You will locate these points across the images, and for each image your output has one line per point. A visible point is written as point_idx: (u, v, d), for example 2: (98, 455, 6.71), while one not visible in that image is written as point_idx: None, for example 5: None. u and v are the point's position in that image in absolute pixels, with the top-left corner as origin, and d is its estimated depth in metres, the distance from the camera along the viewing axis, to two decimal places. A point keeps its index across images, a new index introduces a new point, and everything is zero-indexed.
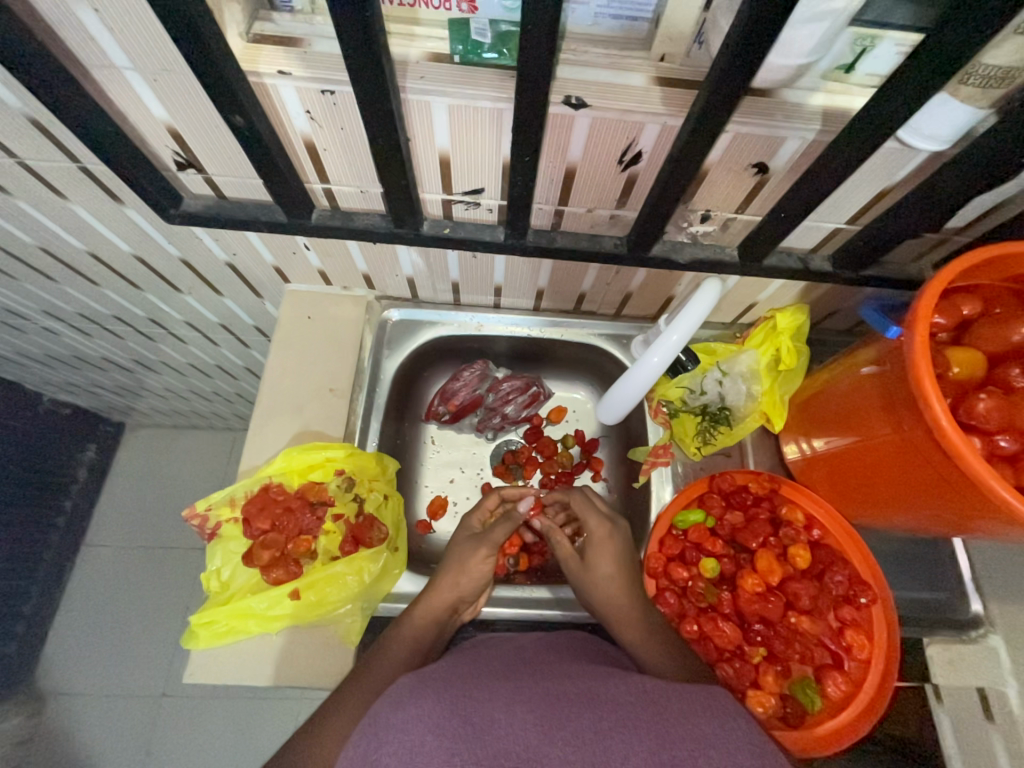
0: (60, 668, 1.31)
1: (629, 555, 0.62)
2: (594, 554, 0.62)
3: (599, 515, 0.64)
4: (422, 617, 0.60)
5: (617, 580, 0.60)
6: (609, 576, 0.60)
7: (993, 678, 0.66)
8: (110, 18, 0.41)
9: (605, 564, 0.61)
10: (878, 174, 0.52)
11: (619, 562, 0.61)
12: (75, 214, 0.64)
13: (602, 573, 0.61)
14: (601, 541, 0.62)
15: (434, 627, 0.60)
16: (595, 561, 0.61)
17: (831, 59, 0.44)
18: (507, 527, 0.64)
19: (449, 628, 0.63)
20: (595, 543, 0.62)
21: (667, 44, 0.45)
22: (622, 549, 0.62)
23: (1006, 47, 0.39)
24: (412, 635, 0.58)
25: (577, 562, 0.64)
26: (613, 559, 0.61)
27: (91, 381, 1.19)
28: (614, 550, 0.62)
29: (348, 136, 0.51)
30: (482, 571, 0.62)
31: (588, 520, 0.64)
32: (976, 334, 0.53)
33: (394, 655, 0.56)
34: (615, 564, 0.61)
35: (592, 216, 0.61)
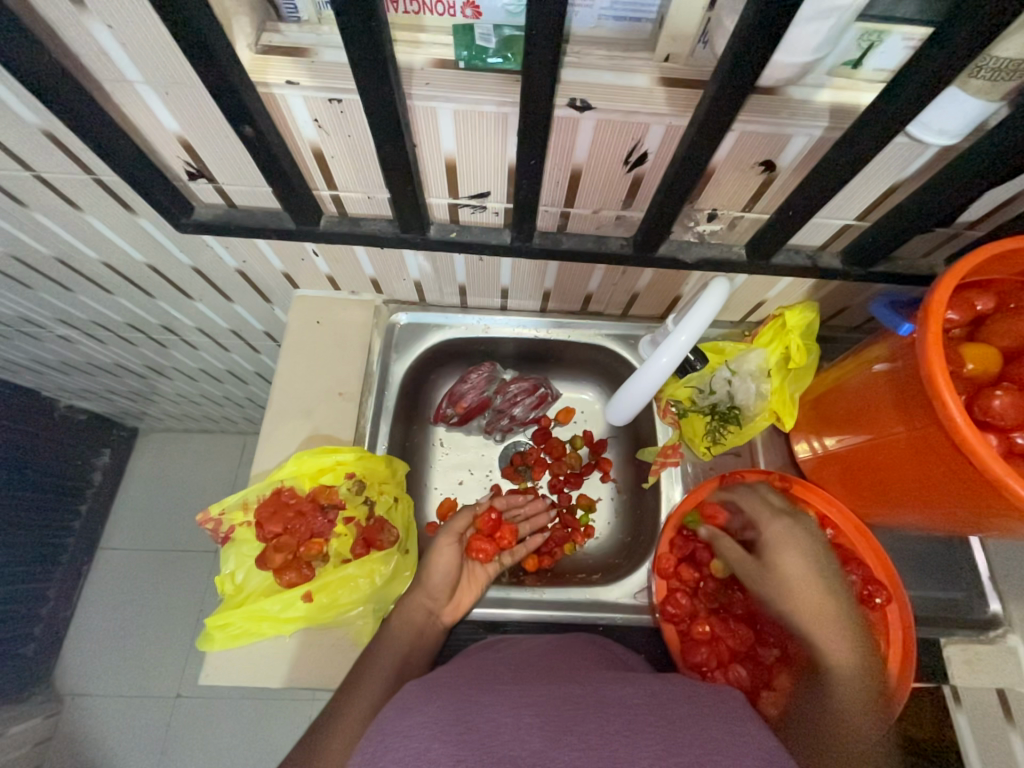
0: (78, 669, 1.33)
1: (809, 547, 0.61)
2: (780, 555, 0.61)
3: (772, 514, 0.64)
4: (401, 618, 0.62)
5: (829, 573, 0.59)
6: (800, 579, 0.59)
7: (1013, 678, 0.65)
8: (123, 33, 0.41)
9: (798, 566, 0.60)
10: (888, 169, 0.52)
11: (809, 559, 0.60)
12: (89, 224, 0.66)
13: (790, 572, 0.59)
14: (788, 540, 0.62)
15: (412, 630, 0.62)
16: (784, 557, 0.60)
17: (838, 55, 0.44)
18: (466, 517, 0.70)
19: (433, 635, 0.64)
20: (775, 541, 0.62)
21: (671, 44, 0.45)
22: (809, 546, 0.61)
23: (1016, 39, 0.39)
24: (394, 639, 0.60)
25: (754, 564, 0.63)
26: (804, 557, 0.60)
27: (105, 388, 1.21)
28: (801, 548, 0.61)
29: (355, 142, 0.52)
30: (445, 562, 0.65)
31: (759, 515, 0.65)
32: (990, 330, 0.52)
33: (383, 661, 0.57)
34: (802, 559, 0.60)
35: (598, 217, 0.61)
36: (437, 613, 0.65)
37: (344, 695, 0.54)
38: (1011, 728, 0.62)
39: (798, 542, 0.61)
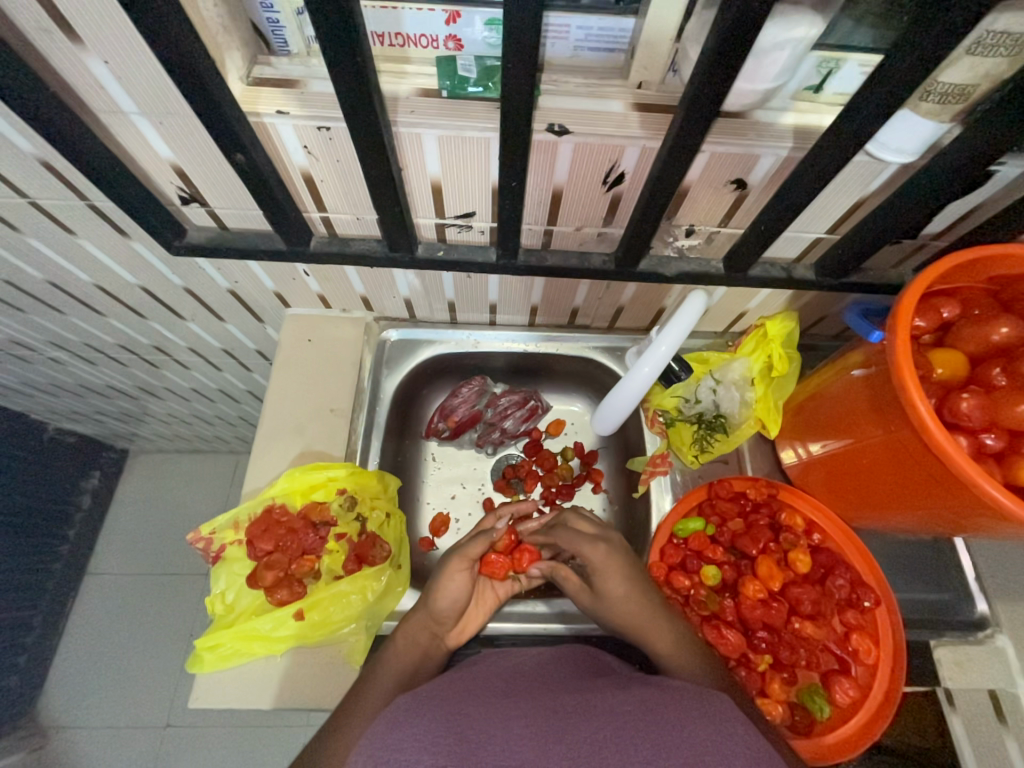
0: (63, 700, 1.30)
1: (633, 569, 0.61)
2: (602, 582, 0.60)
3: (593, 540, 0.62)
4: (403, 638, 0.61)
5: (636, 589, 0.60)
6: (622, 599, 0.59)
7: (1003, 678, 0.66)
8: (119, 68, 0.43)
9: (616, 587, 0.59)
10: (853, 186, 0.54)
11: (631, 579, 0.60)
12: (83, 248, 0.67)
13: (614, 597, 0.59)
14: (603, 563, 0.60)
15: (416, 649, 0.60)
16: (606, 584, 0.60)
17: (798, 80, 0.46)
18: (484, 542, 0.66)
19: (439, 654, 0.62)
20: (597, 570, 0.61)
21: (643, 72, 0.47)
22: (626, 566, 0.61)
23: (960, 66, 0.41)
24: (396, 658, 0.59)
25: (589, 592, 0.62)
26: (620, 579, 0.60)
27: (96, 409, 1.20)
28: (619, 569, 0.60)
29: (344, 167, 0.54)
30: (455, 591, 0.63)
31: (583, 549, 0.62)
32: (957, 335, 0.54)
33: (382, 679, 0.57)
34: (624, 583, 0.60)
35: (580, 234, 0.64)
36: (442, 635, 0.63)
37: (344, 712, 0.54)
38: (1007, 732, 0.64)
39: (617, 566, 0.60)
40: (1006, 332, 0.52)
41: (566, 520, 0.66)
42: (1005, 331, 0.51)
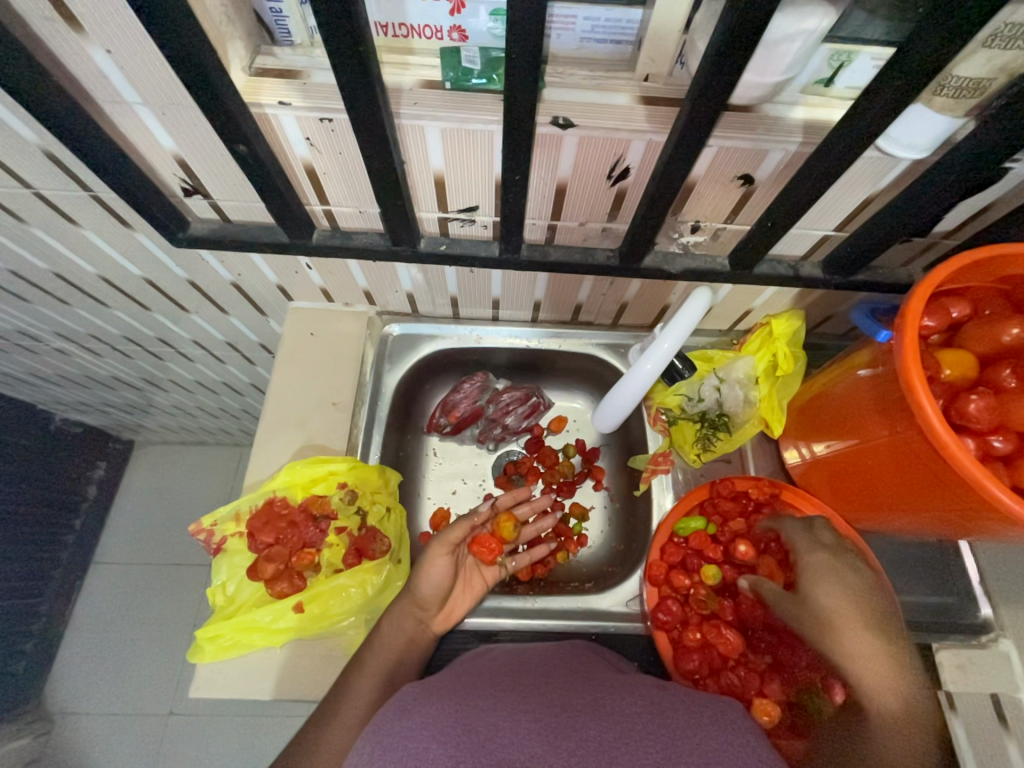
0: (69, 687, 1.32)
1: (853, 577, 0.58)
2: (812, 585, 0.58)
3: (819, 538, 0.62)
4: (390, 626, 0.61)
5: (858, 589, 0.57)
6: (837, 602, 0.56)
7: (1006, 683, 0.65)
8: (122, 58, 0.43)
9: (833, 594, 0.57)
10: (863, 182, 0.53)
11: (849, 586, 0.57)
12: (87, 239, 0.67)
13: (827, 600, 0.57)
14: (826, 567, 0.59)
15: (402, 633, 0.61)
16: (818, 588, 0.58)
17: (809, 73, 0.45)
18: (463, 527, 0.67)
19: (422, 635, 0.63)
20: (806, 572, 0.60)
21: (650, 65, 0.47)
22: (854, 572, 0.58)
23: (975, 59, 0.40)
24: (383, 645, 0.59)
25: (791, 602, 0.59)
26: (841, 588, 0.57)
27: (101, 401, 1.21)
28: (841, 580, 0.57)
29: (346, 159, 0.53)
30: (440, 571, 0.64)
31: (802, 542, 0.63)
32: (966, 336, 0.53)
33: (372, 667, 0.57)
34: (844, 588, 0.57)
35: (585, 229, 0.63)
36: (426, 619, 0.64)
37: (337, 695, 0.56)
38: (1009, 737, 0.63)
39: (840, 574, 0.58)
40: (1018, 333, 0.50)
41: (782, 525, 0.66)
42: (1016, 332, 0.50)
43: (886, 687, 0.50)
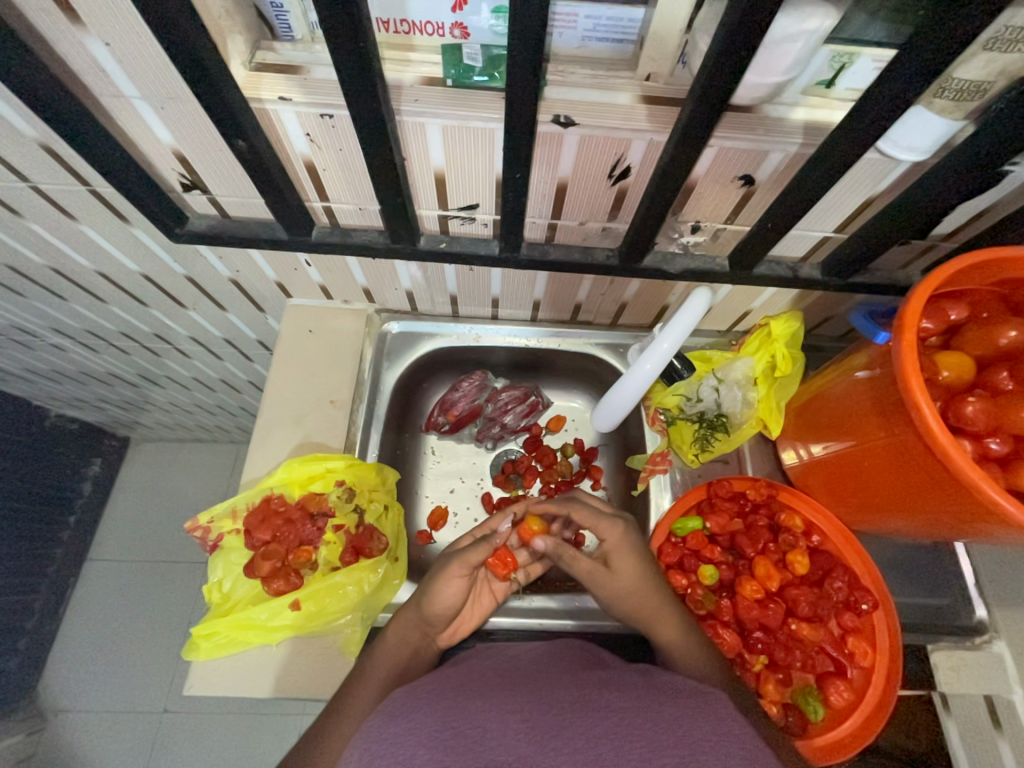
0: (63, 684, 1.31)
1: (645, 553, 0.60)
2: (619, 562, 0.58)
3: (611, 521, 0.59)
4: (394, 638, 0.60)
5: (644, 559, 0.59)
6: (634, 582, 0.57)
7: (1000, 684, 0.66)
8: (121, 52, 0.43)
9: (630, 571, 0.57)
10: (863, 184, 0.53)
11: (643, 565, 0.58)
12: (84, 234, 0.67)
13: (626, 577, 0.57)
14: (618, 546, 0.58)
15: (406, 647, 0.60)
16: (620, 565, 0.58)
17: (810, 75, 0.45)
18: (484, 548, 0.60)
19: (428, 650, 0.61)
20: (613, 550, 0.58)
21: (652, 63, 0.46)
22: (640, 545, 0.59)
23: (975, 62, 0.40)
24: (386, 653, 0.59)
25: (600, 573, 0.59)
26: (636, 564, 0.58)
27: (97, 396, 1.21)
28: (637, 549, 0.59)
29: (346, 156, 0.53)
30: (452, 593, 0.59)
31: (600, 528, 0.59)
32: (964, 338, 0.54)
33: (377, 671, 0.57)
34: (637, 565, 0.58)
35: (584, 229, 0.63)
36: (432, 634, 0.62)
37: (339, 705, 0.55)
38: (1000, 735, 0.63)
39: (633, 549, 0.58)
40: (1015, 335, 0.51)
41: (574, 505, 0.63)
42: (1013, 335, 0.51)
43: (681, 656, 0.55)
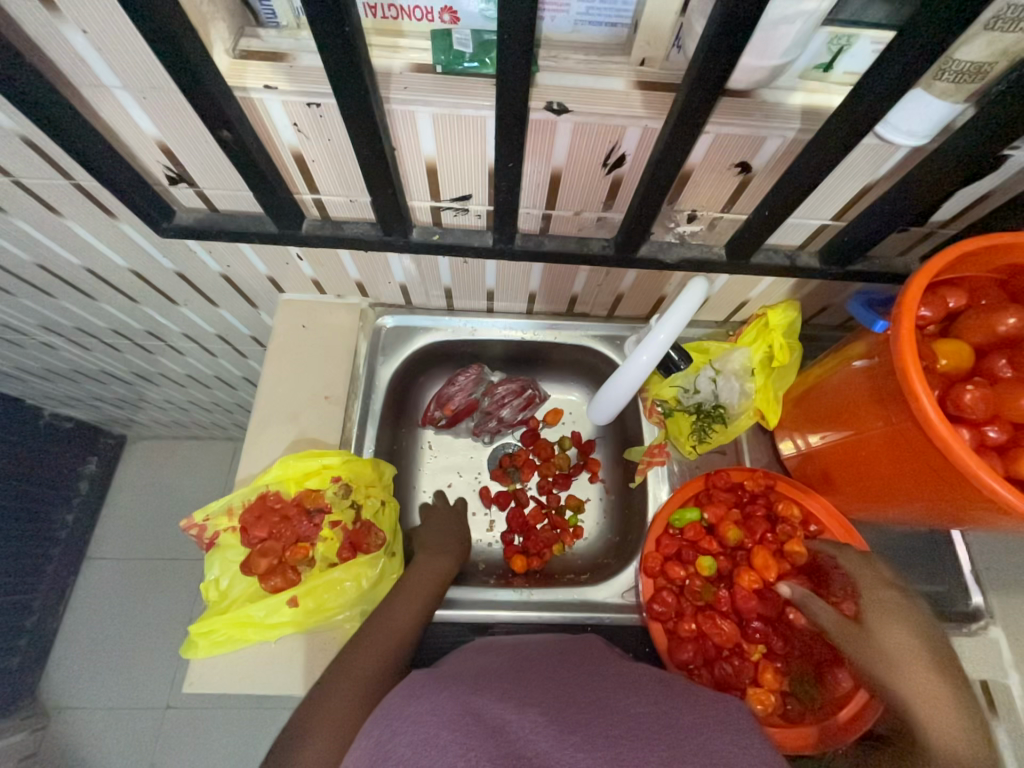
0: (66, 682, 1.31)
1: (921, 630, 0.54)
2: (875, 618, 0.56)
3: (879, 577, 0.60)
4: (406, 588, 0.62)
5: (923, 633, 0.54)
6: (900, 645, 0.53)
7: (995, 669, 0.66)
8: (99, 38, 0.41)
9: (896, 633, 0.54)
10: (861, 169, 0.53)
11: (914, 629, 0.54)
12: (70, 230, 0.65)
13: (888, 637, 0.54)
14: (896, 610, 0.56)
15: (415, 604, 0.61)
16: (879, 625, 0.56)
17: (808, 57, 0.45)
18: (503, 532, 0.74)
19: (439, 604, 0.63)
20: (871, 606, 0.58)
21: (646, 48, 0.45)
22: (913, 620, 0.55)
23: (976, 43, 0.40)
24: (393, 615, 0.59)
25: (853, 631, 0.57)
26: (893, 625, 0.55)
27: (92, 395, 1.19)
28: (902, 617, 0.55)
29: (335, 147, 0.52)
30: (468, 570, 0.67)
31: (863, 577, 0.61)
32: (962, 326, 0.53)
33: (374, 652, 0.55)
34: (903, 635, 0.54)
35: (580, 219, 0.62)
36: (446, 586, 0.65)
37: (337, 667, 0.54)
38: (997, 721, 0.63)
39: (897, 609, 0.56)
40: (1014, 323, 0.50)
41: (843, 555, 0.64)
42: (1012, 322, 0.50)
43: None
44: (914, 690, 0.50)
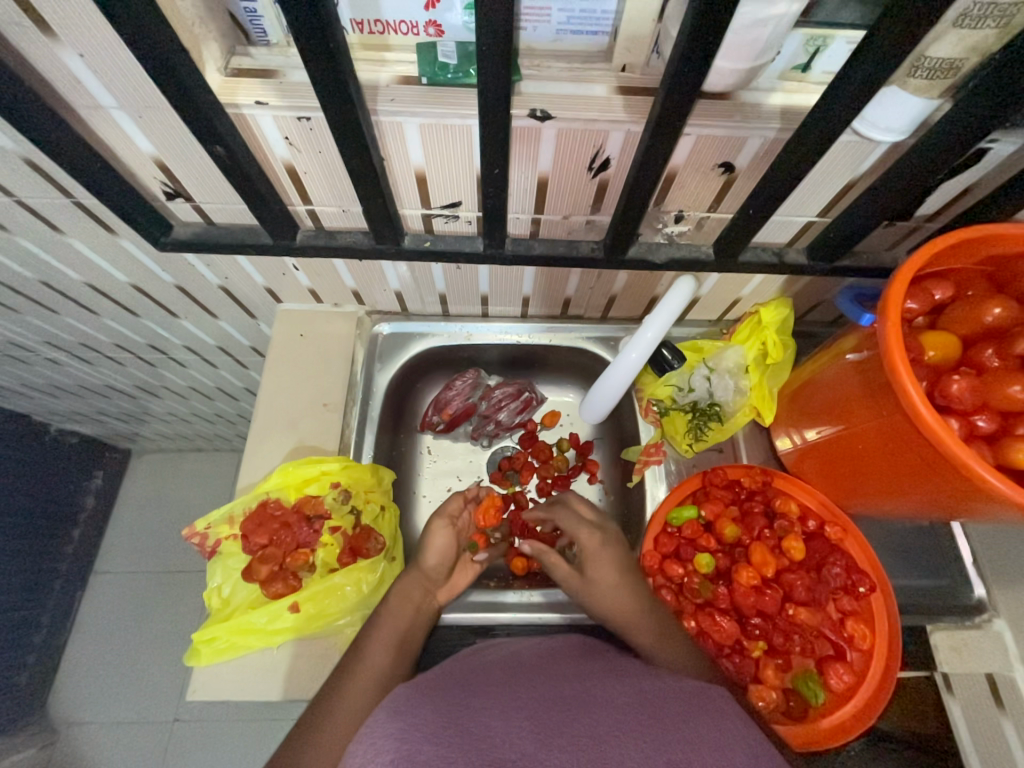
0: (73, 697, 1.32)
1: (627, 562, 0.64)
2: (595, 571, 0.62)
3: (590, 527, 0.66)
4: (397, 600, 0.62)
5: (621, 576, 0.62)
6: (616, 586, 0.61)
7: (1000, 662, 0.66)
8: (95, 61, 0.43)
9: (606, 576, 0.62)
10: (843, 165, 0.53)
11: (620, 570, 0.62)
12: (72, 247, 0.67)
13: (602, 582, 0.62)
14: (597, 553, 0.64)
15: (409, 604, 0.63)
16: (596, 573, 0.62)
17: (785, 58, 0.46)
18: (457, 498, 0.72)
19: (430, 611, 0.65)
20: (590, 557, 0.64)
21: (626, 54, 0.47)
22: (617, 563, 0.63)
23: (948, 39, 0.40)
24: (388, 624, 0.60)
25: (576, 580, 0.64)
26: (612, 568, 0.62)
27: (96, 409, 1.21)
28: (614, 563, 0.63)
29: (326, 158, 0.53)
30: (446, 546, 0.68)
31: (579, 533, 0.66)
32: (950, 317, 0.53)
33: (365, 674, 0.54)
34: (618, 576, 0.62)
35: (568, 223, 0.63)
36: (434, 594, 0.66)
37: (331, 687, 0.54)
38: (1004, 715, 0.63)
39: (608, 557, 0.63)
40: (1000, 313, 0.51)
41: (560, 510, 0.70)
42: (998, 312, 0.51)
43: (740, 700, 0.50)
44: (620, 618, 0.60)
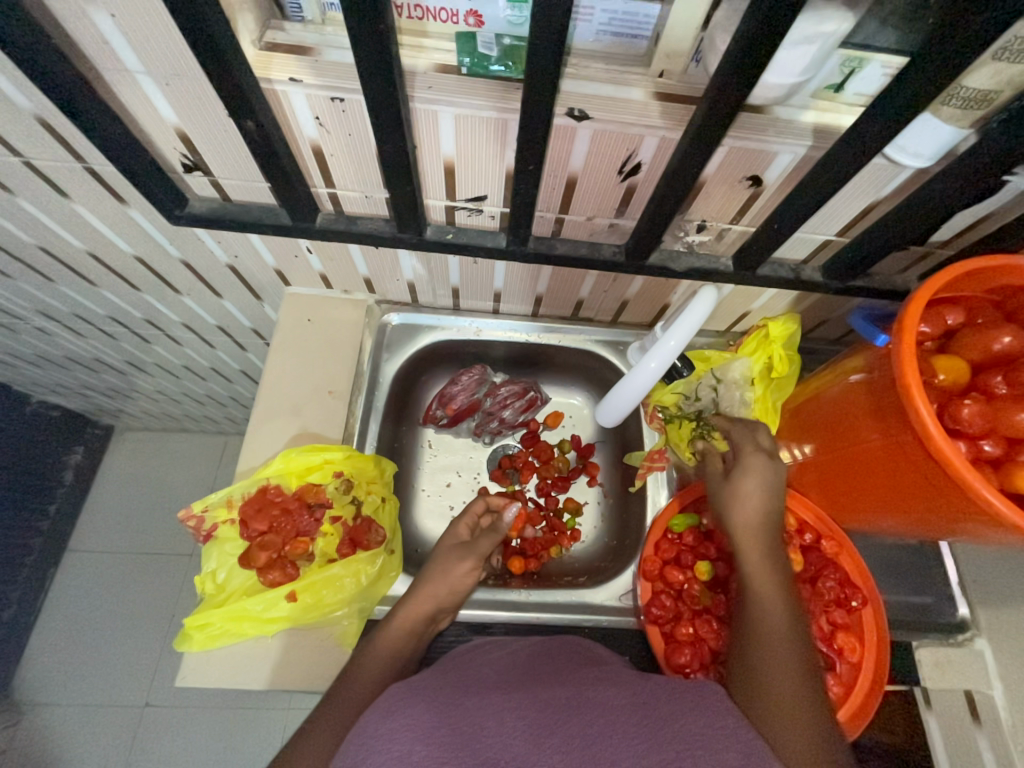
0: (40, 679, 1.28)
1: (778, 486, 0.63)
2: (741, 474, 0.64)
3: (762, 447, 0.65)
4: (399, 625, 0.61)
5: (767, 502, 0.62)
6: (749, 497, 0.62)
7: (979, 681, 0.68)
8: (126, 22, 0.42)
9: (751, 486, 0.63)
10: (867, 189, 0.54)
11: (767, 487, 0.62)
12: (77, 213, 0.65)
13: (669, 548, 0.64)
14: (756, 465, 0.64)
15: (411, 638, 0.61)
16: (742, 480, 0.63)
17: (821, 78, 0.46)
18: (493, 540, 0.68)
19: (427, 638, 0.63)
20: (752, 466, 0.64)
21: (666, 61, 0.47)
22: (773, 481, 0.63)
23: (983, 72, 0.41)
24: (388, 645, 0.59)
25: (723, 481, 0.65)
26: (759, 485, 0.62)
27: (82, 383, 1.17)
28: (765, 478, 0.63)
29: (355, 142, 0.52)
30: (465, 582, 0.64)
31: (746, 447, 0.66)
32: (959, 343, 0.55)
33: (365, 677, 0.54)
34: (761, 492, 0.62)
35: (591, 224, 0.63)
36: (436, 621, 0.64)
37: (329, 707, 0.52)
38: (978, 729, 0.66)
39: (771, 478, 0.63)
40: (1009, 341, 0.52)
41: (733, 428, 0.69)
42: (1006, 340, 0.52)
43: (764, 624, 0.55)
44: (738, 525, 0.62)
